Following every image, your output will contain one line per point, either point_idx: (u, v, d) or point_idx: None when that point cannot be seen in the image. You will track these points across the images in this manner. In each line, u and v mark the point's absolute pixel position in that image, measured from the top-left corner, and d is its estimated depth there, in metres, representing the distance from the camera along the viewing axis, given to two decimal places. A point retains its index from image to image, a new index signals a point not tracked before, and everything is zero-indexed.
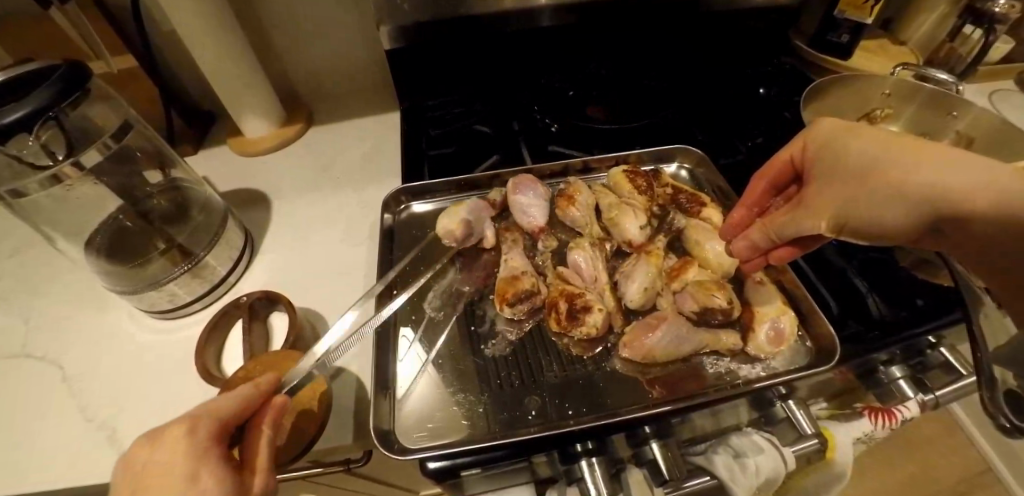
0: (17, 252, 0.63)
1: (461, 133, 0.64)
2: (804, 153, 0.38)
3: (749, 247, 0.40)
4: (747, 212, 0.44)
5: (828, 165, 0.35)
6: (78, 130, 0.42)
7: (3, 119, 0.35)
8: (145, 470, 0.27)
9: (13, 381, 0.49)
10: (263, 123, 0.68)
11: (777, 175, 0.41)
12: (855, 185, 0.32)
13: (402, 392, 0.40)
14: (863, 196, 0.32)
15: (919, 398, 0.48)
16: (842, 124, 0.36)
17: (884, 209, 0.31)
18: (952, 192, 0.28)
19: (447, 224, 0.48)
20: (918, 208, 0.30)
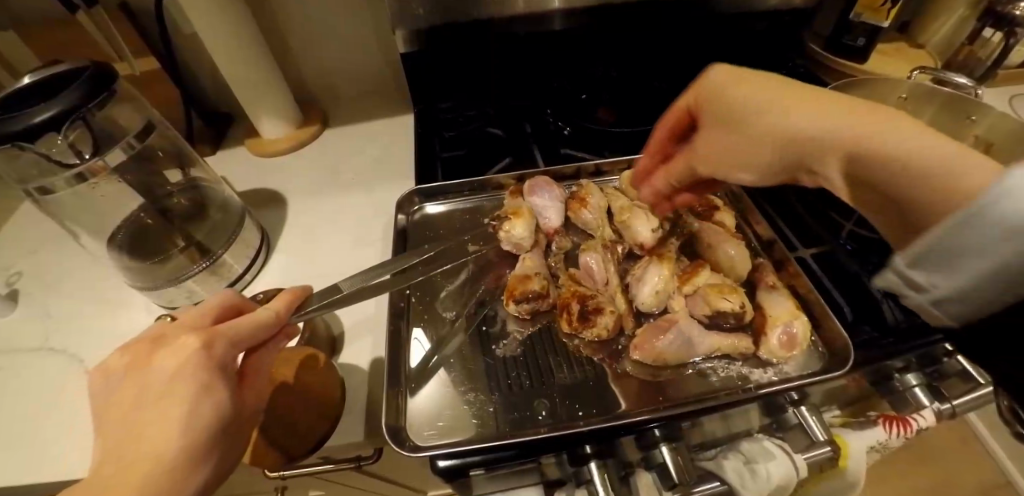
0: (39, 249, 0.65)
1: (472, 134, 0.65)
2: (693, 101, 0.36)
3: (652, 193, 0.42)
4: (651, 160, 0.43)
5: (717, 115, 0.33)
6: (103, 131, 0.44)
7: (34, 120, 0.37)
8: (146, 378, 0.26)
9: (34, 373, 0.51)
10: (279, 123, 0.69)
11: (676, 125, 0.39)
12: (747, 133, 0.31)
13: (412, 392, 0.40)
14: (749, 141, 0.31)
15: (934, 407, 0.47)
16: (731, 71, 0.33)
17: (748, 154, 0.32)
18: (819, 134, 0.27)
19: (520, 233, 0.47)
20: (781, 150, 0.30)
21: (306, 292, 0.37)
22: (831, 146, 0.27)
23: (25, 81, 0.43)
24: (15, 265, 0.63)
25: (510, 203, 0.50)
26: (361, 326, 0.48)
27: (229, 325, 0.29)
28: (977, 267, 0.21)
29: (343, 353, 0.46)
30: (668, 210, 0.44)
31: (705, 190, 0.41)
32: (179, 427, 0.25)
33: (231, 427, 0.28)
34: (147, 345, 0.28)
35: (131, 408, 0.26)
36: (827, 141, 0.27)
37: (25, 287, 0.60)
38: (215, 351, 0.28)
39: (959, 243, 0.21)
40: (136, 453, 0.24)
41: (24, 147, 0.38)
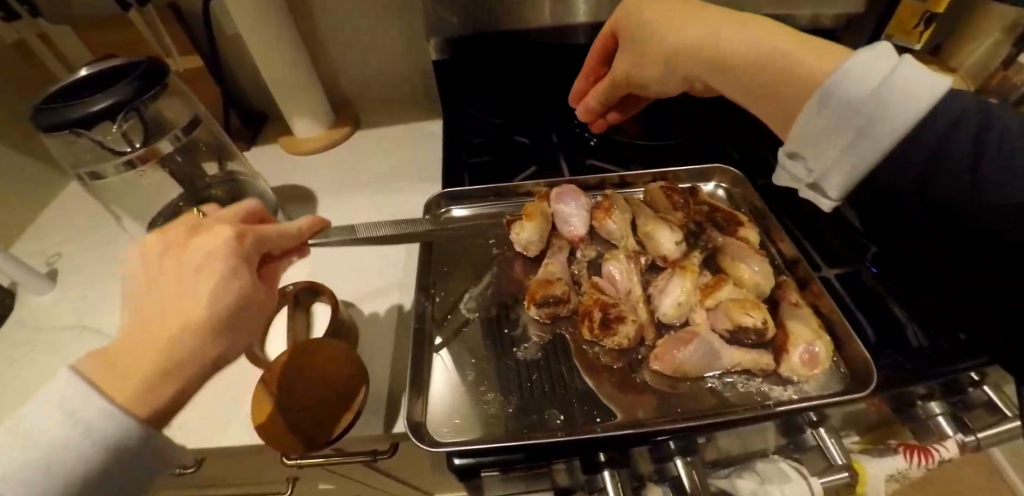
0: (79, 232, 0.68)
1: (499, 141, 0.66)
2: (614, 24, 0.44)
3: (587, 111, 0.53)
4: (586, 80, 0.53)
5: (630, 37, 0.42)
6: (152, 121, 0.46)
7: (90, 109, 0.39)
8: (180, 258, 0.28)
9: (69, 351, 0.53)
10: (313, 124, 0.72)
11: (604, 49, 0.48)
12: (649, 49, 0.40)
13: (433, 389, 0.41)
14: (646, 55, 0.41)
15: (957, 438, 0.47)
16: None
17: (641, 67, 0.42)
18: (691, 39, 0.36)
19: (527, 236, 0.49)
20: (665, 66, 0.40)
21: (326, 225, 0.39)
22: (688, 55, 0.37)
23: (82, 73, 0.46)
24: (56, 247, 0.66)
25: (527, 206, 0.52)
26: (384, 322, 0.49)
27: (260, 229, 0.32)
28: (837, 147, 0.27)
29: (366, 347, 0.47)
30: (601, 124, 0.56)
31: (628, 107, 0.54)
32: (209, 296, 0.26)
33: (257, 315, 0.30)
34: (182, 231, 0.30)
35: (162, 282, 0.27)
36: (686, 52, 0.37)
37: (63, 269, 0.63)
38: (246, 246, 0.30)
39: (823, 127, 0.27)
40: (170, 319, 0.26)
41: (81, 134, 0.41)
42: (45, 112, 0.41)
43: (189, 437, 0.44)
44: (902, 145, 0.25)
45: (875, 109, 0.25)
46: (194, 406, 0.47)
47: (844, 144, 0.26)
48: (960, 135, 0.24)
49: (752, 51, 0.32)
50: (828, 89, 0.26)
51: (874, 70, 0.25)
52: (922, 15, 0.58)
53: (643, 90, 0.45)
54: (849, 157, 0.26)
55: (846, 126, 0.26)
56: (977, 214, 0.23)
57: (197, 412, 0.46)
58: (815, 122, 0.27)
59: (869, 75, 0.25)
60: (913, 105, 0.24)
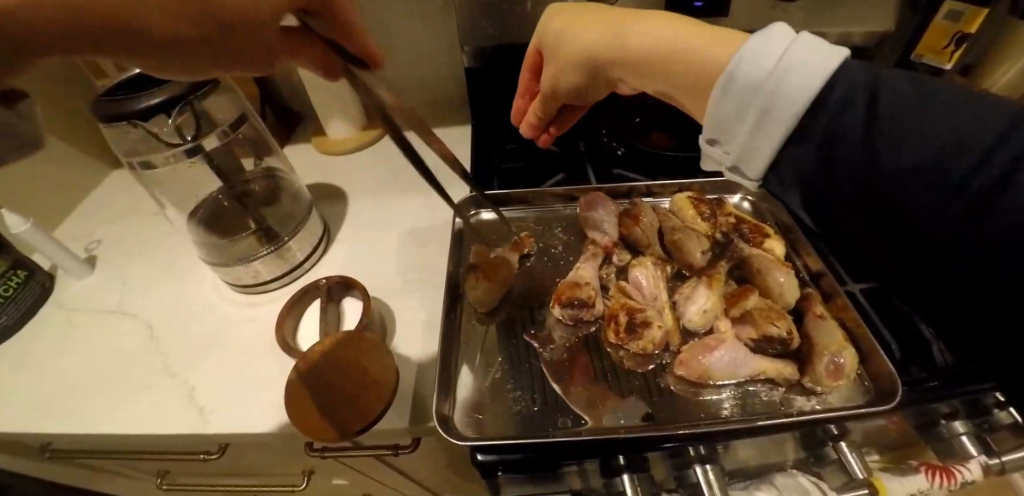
0: (116, 220, 0.71)
1: (531, 148, 0.67)
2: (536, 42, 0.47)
3: (531, 126, 0.54)
4: (524, 97, 0.55)
5: (548, 52, 0.45)
6: (204, 117, 0.48)
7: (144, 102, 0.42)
8: None
9: (109, 332, 0.57)
10: (346, 126, 0.74)
11: (532, 62, 0.51)
12: (563, 63, 0.44)
13: (460, 386, 0.42)
14: (561, 66, 0.44)
15: (981, 459, 0.46)
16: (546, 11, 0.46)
17: (565, 80, 0.45)
18: (593, 49, 0.41)
19: (478, 295, 0.47)
20: (587, 69, 0.42)
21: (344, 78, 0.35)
22: (609, 55, 0.40)
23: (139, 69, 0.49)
24: (96, 233, 0.69)
25: (485, 259, 0.49)
26: (412, 320, 0.51)
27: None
28: (748, 125, 0.30)
29: (396, 343, 0.48)
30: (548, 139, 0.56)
31: (569, 116, 0.53)
32: None
33: None
34: None
35: None
36: (605, 53, 0.40)
37: (103, 255, 0.66)
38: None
39: (729, 117, 0.31)
40: None
41: (137, 123, 0.43)
42: (105, 103, 0.43)
43: (221, 421, 0.46)
44: (802, 123, 0.28)
45: (771, 90, 0.28)
46: (225, 391, 0.48)
47: (750, 123, 0.30)
48: (852, 112, 0.26)
49: (653, 50, 0.37)
50: (726, 81, 0.30)
51: (767, 54, 0.28)
52: (953, 35, 0.58)
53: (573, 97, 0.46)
54: (757, 137, 0.30)
55: (746, 109, 0.30)
56: (904, 190, 0.25)
57: (227, 397, 0.48)
58: (722, 107, 0.31)
59: (762, 58, 0.28)
60: (804, 87, 0.27)
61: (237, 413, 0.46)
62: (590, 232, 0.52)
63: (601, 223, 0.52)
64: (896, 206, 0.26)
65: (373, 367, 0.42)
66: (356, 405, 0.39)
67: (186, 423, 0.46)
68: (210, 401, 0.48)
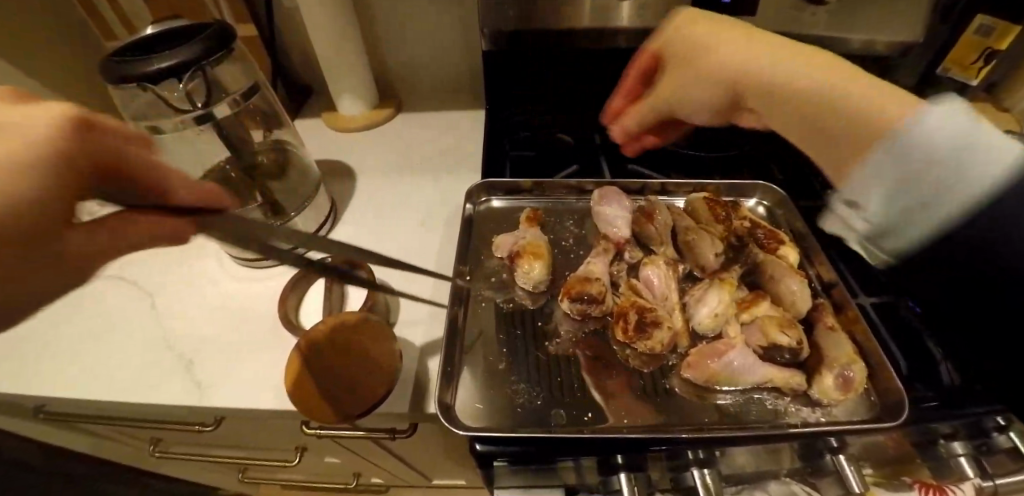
0: None
1: (545, 138, 0.66)
2: (663, 45, 0.40)
3: (622, 132, 0.48)
4: (622, 101, 0.47)
5: (676, 59, 0.39)
6: (215, 84, 0.47)
7: (152, 67, 0.41)
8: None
9: (111, 299, 0.56)
10: (357, 103, 0.72)
11: (645, 65, 0.44)
12: (698, 74, 0.36)
13: (462, 375, 0.42)
14: (690, 70, 0.37)
15: (975, 481, 0.47)
16: (682, 12, 0.38)
17: (688, 92, 0.38)
18: (732, 65, 0.33)
19: (539, 276, 0.46)
20: (709, 88, 0.36)
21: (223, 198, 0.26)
22: (745, 82, 0.33)
23: (152, 31, 0.48)
24: None
25: (528, 240, 0.49)
26: (416, 305, 0.50)
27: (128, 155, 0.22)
28: (905, 203, 0.22)
29: (398, 327, 0.48)
30: (634, 149, 0.51)
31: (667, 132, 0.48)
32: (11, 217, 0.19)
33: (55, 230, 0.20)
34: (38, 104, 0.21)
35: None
36: (739, 75, 0.33)
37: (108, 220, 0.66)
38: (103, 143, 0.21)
39: (883, 188, 0.23)
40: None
41: (148, 87, 0.43)
42: (116, 64, 0.42)
43: (219, 395, 0.46)
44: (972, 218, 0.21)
45: (963, 176, 0.20)
46: (225, 366, 0.48)
47: (908, 204, 0.22)
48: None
49: (786, 79, 0.29)
50: (906, 149, 0.21)
51: (973, 126, 0.20)
52: (983, 51, 0.58)
53: (690, 118, 0.41)
54: (913, 219, 0.22)
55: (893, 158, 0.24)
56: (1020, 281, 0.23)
57: (227, 372, 0.48)
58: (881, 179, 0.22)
59: (967, 132, 0.20)
60: (1011, 183, 0.20)
61: (236, 388, 0.46)
62: (602, 226, 0.51)
63: (616, 217, 0.51)
64: (1003, 293, 0.23)
65: (378, 350, 0.41)
66: (357, 388, 0.39)
67: (185, 395, 0.46)
68: (209, 374, 0.48)
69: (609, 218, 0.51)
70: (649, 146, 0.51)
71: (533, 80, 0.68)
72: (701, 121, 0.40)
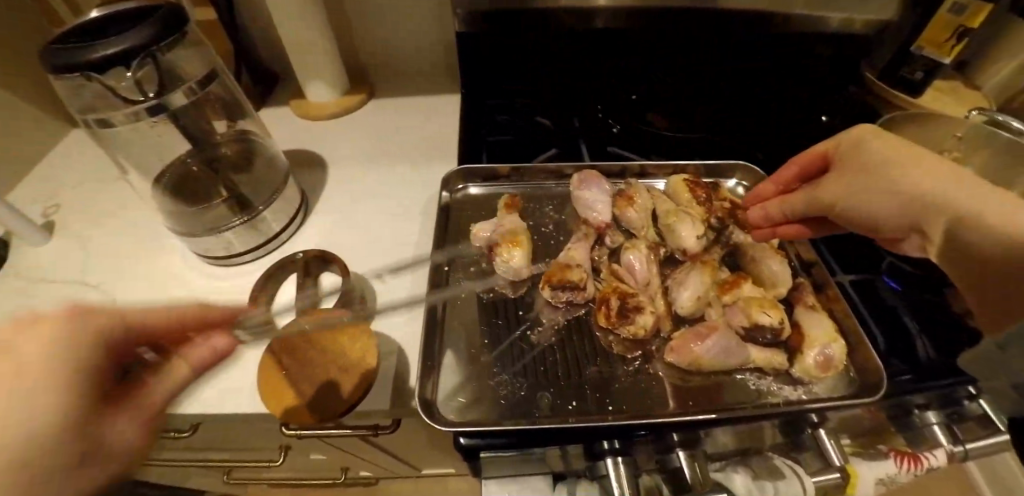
0: (79, 183, 0.66)
1: (522, 122, 0.64)
2: (834, 149, 0.40)
3: (762, 217, 0.46)
4: (773, 187, 0.46)
5: (854, 165, 0.37)
6: (169, 72, 0.43)
7: (97, 53, 0.36)
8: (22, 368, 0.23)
9: (70, 304, 0.53)
10: (326, 89, 0.69)
11: (808, 164, 0.43)
12: (869, 176, 0.36)
13: (442, 369, 0.41)
14: (862, 184, 0.37)
15: (948, 447, 0.48)
16: (883, 134, 0.36)
17: (865, 194, 0.36)
18: (916, 189, 0.33)
19: (520, 265, 0.45)
20: (902, 207, 0.34)
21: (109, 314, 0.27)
22: (929, 204, 0.32)
23: (94, 13, 0.43)
24: (56, 197, 0.64)
25: (505, 228, 0.47)
26: (395, 299, 0.48)
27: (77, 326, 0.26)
28: None
29: (376, 322, 0.46)
30: (767, 237, 0.46)
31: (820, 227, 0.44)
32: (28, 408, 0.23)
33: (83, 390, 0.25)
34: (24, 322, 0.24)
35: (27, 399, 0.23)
36: (912, 203, 0.33)
37: (64, 221, 0.62)
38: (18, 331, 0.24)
39: None
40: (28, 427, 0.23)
41: (92, 77, 0.38)
42: (56, 52, 0.38)
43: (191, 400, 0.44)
44: None
45: None
46: (196, 369, 0.46)
47: None
48: None
49: (912, 198, 0.33)
50: None
51: None
52: (957, 29, 0.54)
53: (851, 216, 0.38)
54: None
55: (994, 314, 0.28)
56: None
57: (199, 375, 0.46)
58: None
59: None
60: None
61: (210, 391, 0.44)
62: (581, 209, 0.50)
63: (596, 200, 0.50)
64: None
65: (354, 347, 0.39)
66: (332, 387, 0.37)
67: None
68: None
69: (590, 201, 0.50)
70: (789, 238, 0.45)
71: (518, 71, 0.65)
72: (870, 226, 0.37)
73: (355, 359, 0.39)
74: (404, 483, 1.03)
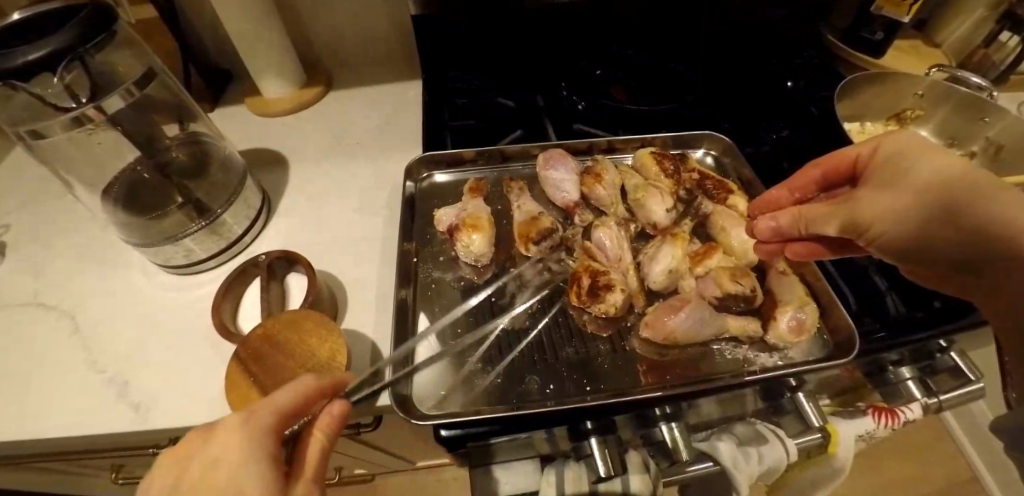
0: (27, 201, 0.63)
1: (486, 105, 0.63)
2: (871, 156, 0.34)
3: (772, 229, 0.37)
4: (786, 194, 0.41)
5: (884, 176, 0.31)
6: (101, 75, 0.41)
7: (22, 60, 0.33)
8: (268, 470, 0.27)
9: (29, 328, 0.50)
10: (281, 83, 0.67)
11: (835, 168, 0.37)
12: (895, 193, 0.30)
13: (415, 362, 0.40)
14: (891, 202, 0.30)
15: (923, 400, 0.49)
16: (923, 140, 0.31)
17: (899, 211, 0.29)
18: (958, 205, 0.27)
19: (481, 250, 0.44)
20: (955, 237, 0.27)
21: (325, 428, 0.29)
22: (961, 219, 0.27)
23: (16, 17, 0.39)
24: (6, 218, 0.61)
25: (466, 212, 0.46)
26: (364, 294, 0.47)
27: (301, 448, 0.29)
28: None
29: (346, 318, 0.45)
30: (774, 251, 0.40)
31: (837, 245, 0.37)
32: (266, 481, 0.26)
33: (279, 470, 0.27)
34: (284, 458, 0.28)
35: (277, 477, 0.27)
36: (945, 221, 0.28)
37: (15, 243, 0.58)
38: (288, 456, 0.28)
39: None
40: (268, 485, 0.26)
41: (16, 86, 0.35)
42: None
43: (161, 416, 0.42)
44: None
45: None
46: (164, 383, 0.44)
47: None
48: None
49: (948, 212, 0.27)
50: None
51: None
52: None
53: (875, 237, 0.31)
54: None
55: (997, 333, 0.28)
56: None
57: (168, 389, 0.44)
58: None
59: None
60: None
61: (182, 404, 0.43)
62: (549, 186, 0.49)
63: (565, 179, 0.49)
64: None
65: (323, 348, 0.38)
66: None
67: (123, 420, 0.42)
68: (148, 394, 0.44)
69: (557, 180, 0.49)
70: (797, 256, 0.39)
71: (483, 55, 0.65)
72: (895, 246, 0.31)
73: (326, 360, 0.37)
74: (402, 479, 1.02)
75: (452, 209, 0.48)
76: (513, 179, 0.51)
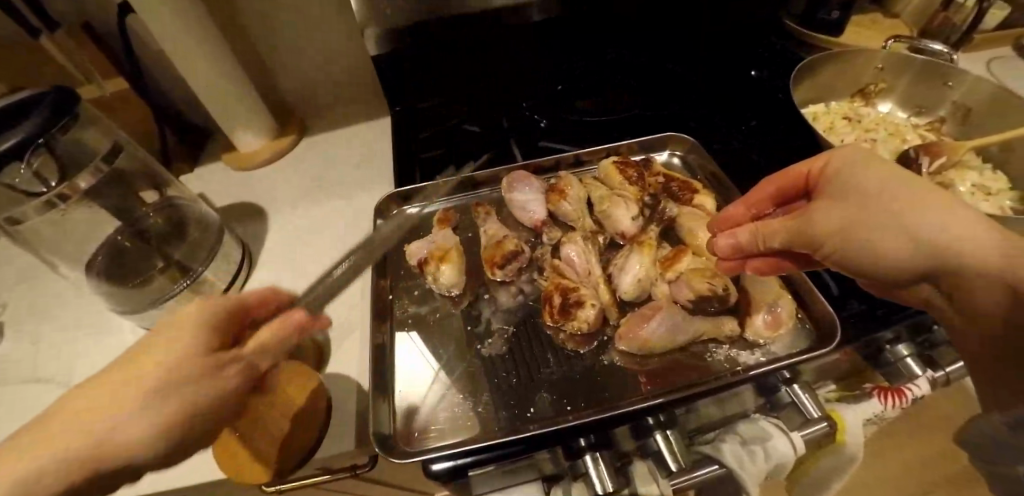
0: (22, 279, 0.64)
1: (451, 133, 0.64)
2: (822, 172, 0.34)
3: (731, 247, 0.37)
4: (744, 211, 0.41)
5: (833, 190, 0.32)
6: (69, 155, 0.42)
7: None
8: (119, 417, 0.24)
9: (27, 404, 0.51)
10: (253, 136, 0.68)
11: (787, 183, 0.37)
12: (856, 211, 0.30)
13: (400, 400, 0.39)
14: (858, 220, 0.30)
15: (927, 375, 0.48)
16: (863, 152, 0.32)
17: (871, 229, 0.29)
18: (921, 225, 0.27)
19: (451, 279, 0.45)
20: (914, 247, 0.28)
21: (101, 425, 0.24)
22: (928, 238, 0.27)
23: None
24: (4, 297, 0.62)
25: (437, 244, 0.47)
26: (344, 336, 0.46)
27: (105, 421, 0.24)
28: None
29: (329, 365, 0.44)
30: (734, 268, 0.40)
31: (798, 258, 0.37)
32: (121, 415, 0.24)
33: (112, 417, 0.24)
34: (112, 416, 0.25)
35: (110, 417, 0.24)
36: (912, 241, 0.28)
37: (12, 321, 0.59)
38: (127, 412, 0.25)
39: None
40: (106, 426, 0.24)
41: None
42: None
43: None
44: None
45: None
46: None
47: None
48: None
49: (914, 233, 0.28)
50: None
51: None
52: None
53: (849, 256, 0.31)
54: None
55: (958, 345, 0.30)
56: None
57: None
58: None
59: None
60: None
61: None
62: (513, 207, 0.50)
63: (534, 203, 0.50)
64: None
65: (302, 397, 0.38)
66: (291, 438, 0.36)
67: None
68: None
69: (522, 202, 0.50)
70: (760, 272, 0.39)
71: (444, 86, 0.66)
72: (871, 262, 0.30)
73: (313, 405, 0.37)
74: None
75: (422, 242, 0.48)
76: (479, 203, 0.52)
